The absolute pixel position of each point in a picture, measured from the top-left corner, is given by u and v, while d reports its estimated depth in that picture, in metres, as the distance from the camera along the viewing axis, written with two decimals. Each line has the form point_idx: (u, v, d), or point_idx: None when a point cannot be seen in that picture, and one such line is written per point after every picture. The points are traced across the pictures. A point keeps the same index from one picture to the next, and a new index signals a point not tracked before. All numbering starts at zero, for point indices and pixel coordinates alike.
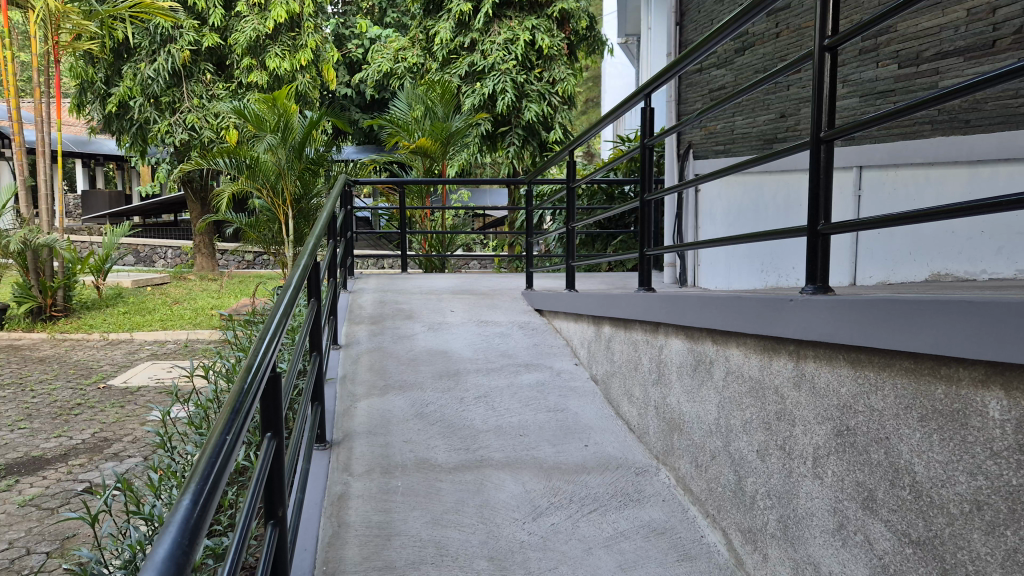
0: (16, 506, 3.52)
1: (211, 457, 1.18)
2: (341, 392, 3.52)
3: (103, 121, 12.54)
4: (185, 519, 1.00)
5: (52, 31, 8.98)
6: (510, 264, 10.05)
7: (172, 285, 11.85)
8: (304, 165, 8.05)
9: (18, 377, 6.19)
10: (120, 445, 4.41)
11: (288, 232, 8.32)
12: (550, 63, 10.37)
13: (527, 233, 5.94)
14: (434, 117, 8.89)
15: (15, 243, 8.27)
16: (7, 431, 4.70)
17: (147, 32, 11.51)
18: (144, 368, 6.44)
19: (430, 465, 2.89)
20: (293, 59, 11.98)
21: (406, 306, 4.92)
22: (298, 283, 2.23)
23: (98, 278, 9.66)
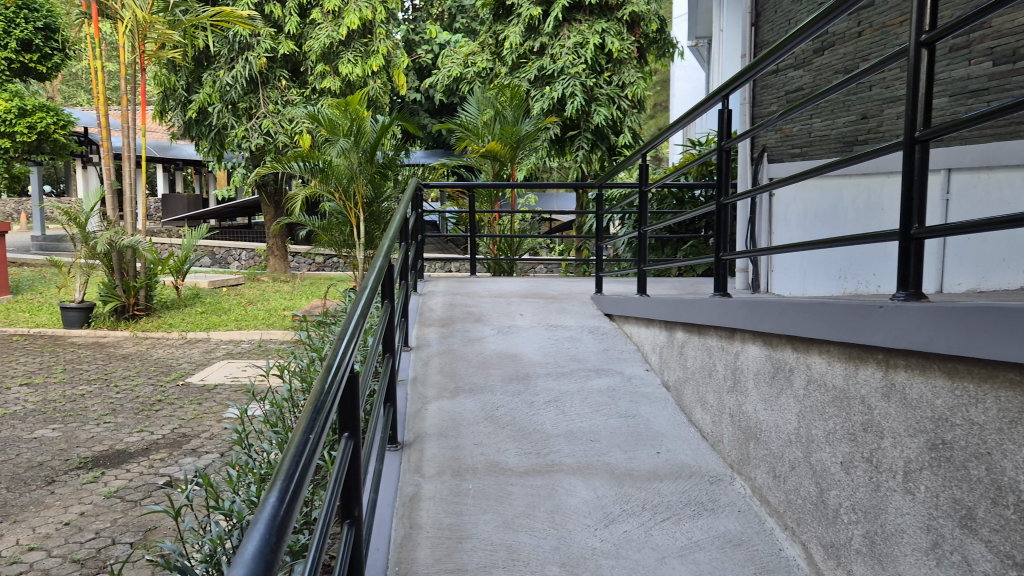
0: (102, 498, 3.65)
1: (293, 456, 1.20)
2: (412, 394, 3.54)
3: (183, 127, 12.93)
4: (271, 517, 1.02)
5: (139, 41, 9.22)
6: (577, 267, 10.03)
7: (246, 286, 12.17)
8: (375, 168, 8.15)
9: (103, 373, 6.43)
10: (199, 441, 4.53)
11: (360, 234, 8.43)
12: (620, 66, 10.29)
13: (597, 237, 5.89)
14: (504, 120, 8.94)
15: (101, 244, 8.56)
16: (93, 425, 4.88)
17: (225, 40, 11.80)
18: (221, 366, 6.61)
19: (502, 468, 2.88)
20: (365, 65, 12.18)
21: (475, 309, 4.94)
22: (374, 285, 2.26)
23: (177, 277, 9.94)
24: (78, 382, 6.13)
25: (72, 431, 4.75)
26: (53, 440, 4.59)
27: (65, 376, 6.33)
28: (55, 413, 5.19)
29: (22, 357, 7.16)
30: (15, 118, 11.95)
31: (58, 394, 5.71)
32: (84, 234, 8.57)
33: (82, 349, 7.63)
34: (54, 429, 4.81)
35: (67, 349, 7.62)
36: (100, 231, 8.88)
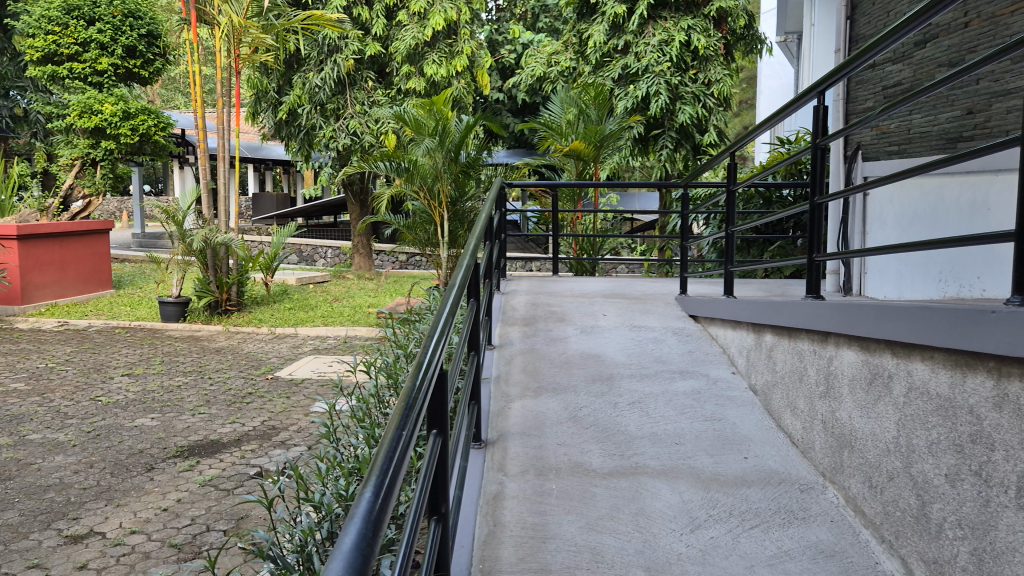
0: (198, 485, 3.79)
1: (388, 452, 1.21)
2: (496, 392, 3.56)
3: (273, 128, 13.31)
4: (367, 511, 1.05)
5: (235, 45, 9.50)
6: (660, 268, 9.92)
7: (332, 283, 12.46)
8: (459, 168, 8.21)
9: (198, 365, 6.68)
10: (287, 434, 4.65)
11: (444, 233, 8.50)
12: (706, 64, 10.09)
13: (682, 237, 5.80)
14: (588, 120, 8.91)
15: (197, 242, 8.85)
16: (189, 415, 5.07)
17: (315, 43, 12.08)
18: (308, 361, 6.79)
19: (585, 469, 2.86)
20: (449, 66, 12.32)
21: (558, 308, 4.93)
22: (461, 284, 2.28)
23: (267, 274, 10.22)
24: (175, 373, 6.38)
25: (169, 421, 4.95)
26: (152, 429, 4.79)
27: (164, 367, 6.60)
28: (155, 403, 5.41)
29: (124, 348, 7.50)
30: (120, 120, 12.53)
31: (157, 385, 5.95)
32: (180, 231, 8.88)
33: (178, 342, 7.94)
34: (153, 419, 5.02)
35: (165, 341, 7.94)
36: (196, 229, 9.19)
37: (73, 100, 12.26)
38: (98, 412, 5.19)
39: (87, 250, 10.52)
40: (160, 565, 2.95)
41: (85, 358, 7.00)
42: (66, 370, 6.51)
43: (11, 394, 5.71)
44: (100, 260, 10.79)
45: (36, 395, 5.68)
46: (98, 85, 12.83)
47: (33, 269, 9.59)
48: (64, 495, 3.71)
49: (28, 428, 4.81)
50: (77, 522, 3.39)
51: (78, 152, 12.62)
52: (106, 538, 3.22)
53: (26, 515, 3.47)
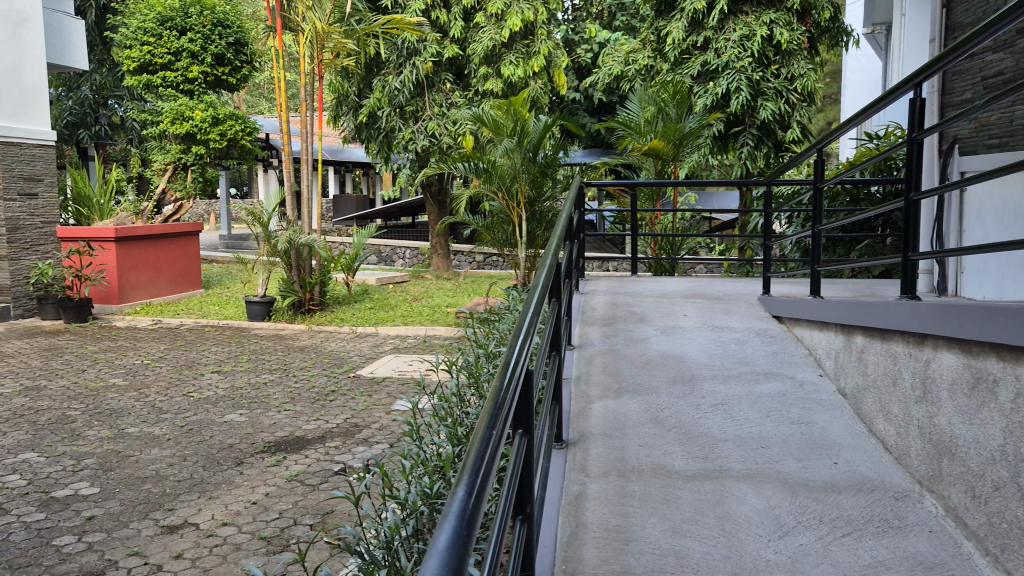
0: (285, 480, 3.89)
1: (479, 452, 1.23)
2: (576, 393, 3.55)
3: (354, 131, 13.57)
4: (461, 510, 1.06)
5: (318, 50, 9.69)
6: (740, 267, 9.74)
7: (411, 283, 12.63)
8: (537, 168, 8.20)
9: (283, 363, 6.86)
10: (370, 431, 4.73)
11: (521, 233, 8.48)
12: (789, 59, 9.83)
13: (764, 236, 5.65)
14: (667, 118, 8.80)
15: (281, 243, 9.08)
16: (275, 412, 5.21)
17: (395, 46, 12.25)
18: (389, 360, 6.90)
19: (668, 471, 2.82)
20: (526, 66, 12.35)
21: (638, 309, 4.88)
22: (544, 284, 2.29)
23: (348, 275, 10.41)
24: (262, 371, 6.57)
25: (257, 417, 5.10)
26: (241, 424, 4.94)
27: (250, 365, 6.80)
28: (243, 399, 5.58)
29: (213, 346, 7.75)
30: (209, 126, 12.99)
31: (245, 382, 6.14)
32: (266, 233, 9.15)
33: (264, 340, 8.18)
34: (242, 415, 5.18)
35: (252, 340, 8.18)
36: (281, 231, 9.43)
37: (165, 108, 12.75)
38: (190, 407, 5.39)
39: (178, 252, 10.92)
40: (251, 556, 3.04)
41: (178, 355, 7.27)
42: (160, 367, 6.77)
43: (110, 389, 5.97)
44: (190, 260, 11.19)
45: (134, 390, 5.92)
46: (189, 93, 13.30)
47: (129, 270, 10.00)
48: (160, 487, 3.86)
49: (126, 422, 5.03)
50: (173, 513, 3.52)
51: (170, 157, 13.14)
52: (200, 529, 3.34)
53: (126, 505, 3.62)
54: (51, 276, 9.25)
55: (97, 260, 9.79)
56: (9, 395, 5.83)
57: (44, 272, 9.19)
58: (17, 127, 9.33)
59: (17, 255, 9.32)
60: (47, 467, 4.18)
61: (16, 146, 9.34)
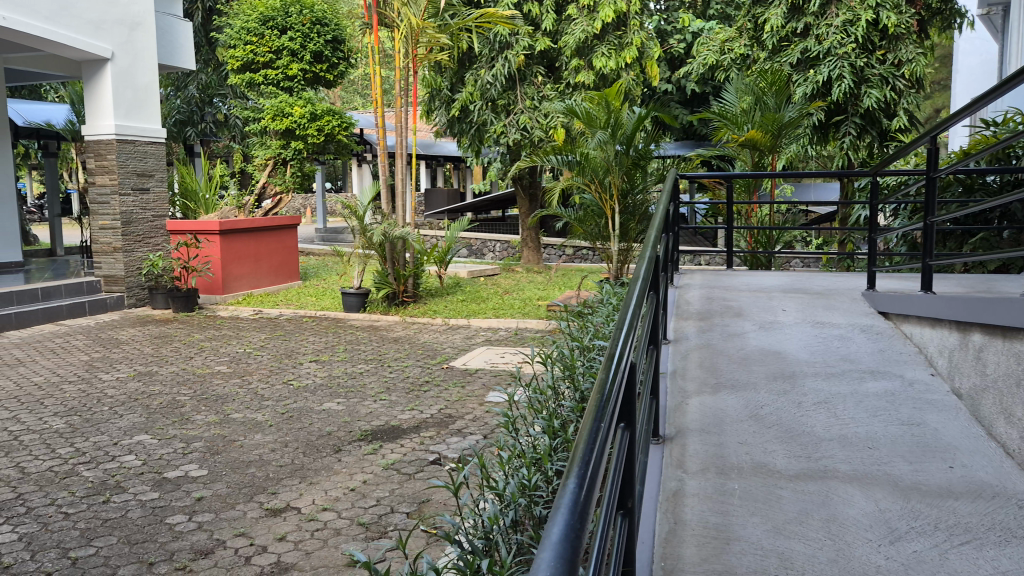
0: (381, 468, 3.96)
1: (587, 446, 1.22)
2: (673, 388, 3.49)
3: (447, 125, 13.71)
4: (573, 502, 1.06)
5: (413, 46, 9.82)
6: (840, 260, 9.40)
7: (501, 276, 12.69)
8: (631, 160, 8.10)
9: (379, 354, 7.01)
10: (463, 422, 4.78)
11: (614, 227, 8.36)
12: (896, 43, 9.38)
13: (870, 230, 5.41)
14: (765, 108, 8.61)
15: (376, 236, 9.23)
16: (371, 401, 5.32)
17: (488, 40, 12.32)
18: (481, 352, 6.96)
19: (770, 470, 2.74)
20: (618, 58, 12.20)
21: (735, 303, 4.77)
22: (645, 277, 2.26)
23: (441, 267, 10.54)
24: (358, 361, 6.72)
25: (354, 406, 5.22)
26: (339, 413, 5.06)
27: (347, 355, 6.96)
28: (340, 388, 5.72)
29: (311, 336, 7.98)
30: (308, 122, 13.35)
31: (342, 371, 6.30)
32: (361, 226, 9.31)
33: (360, 331, 8.37)
34: (339, 403, 5.31)
35: (348, 330, 8.38)
36: (376, 224, 9.59)
37: (267, 104, 13.23)
38: (290, 395, 5.55)
39: (279, 244, 11.26)
40: (351, 541, 3.11)
41: (278, 344, 7.52)
42: (262, 355, 7.01)
43: (216, 376, 6.22)
44: (289, 252, 11.51)
45: (237, 377, 6.16)
46: (289, 90, 13.66)
47: (232, 262, 10.38)
48: (264, 471, 3.99)
49: (231, 408, 5.22)
50: (276, 497, 3.64)
51: (270, 153, 13.44)
52: (301, 513, 3.44)
53: (233, 488, 3.77)
54: (160, 267, 9.78)
55: (203, 252, 10.23)
56: (124, 379, 6.15)
57: (154, 265, 9.71)
58: (131, 125, 9.79)
59: (129, 247, 9.80)
60: (159, 448, 4.39)
61: (130, 144, 9.80)
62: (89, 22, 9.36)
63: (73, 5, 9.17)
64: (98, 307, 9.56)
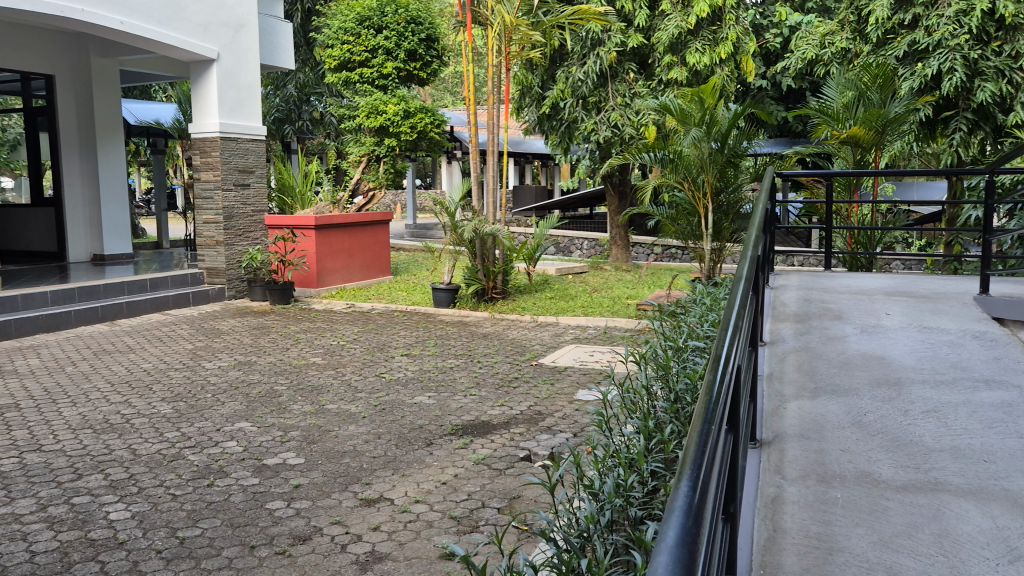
0: (473, 463, 3.99)
1: (698, 447, 1.19)
2: (769, 392, 3.41)
3: (537, 122, 13.71)
4: (687, 503, 1.04)
5: (506, 43, 9.83)
6: (946, 263, 8.99)
7: (590, 273, 12.64)
8: (726, 157, 7.92)
9: (468, 349, 7.07)
10: (553, 420, 4.77)
11: (707, 226, 8.18)
12: (1014, 33, 8.87)
13: (985, 232, 5.13)
14: (869, 103, 8.32)
15: (467, 232, 9.29)
16: (462, 396, 5.36)
17: (579, 37, 12.31)
18: (571, 350, 6.94)
19: (875, 480, 2.64)
20: (713, 53, 11.95)
21: (834, 306, 4.62)
22: (749, 276, 2.20)
23: (530, 264, 10.55)
24: (449, 355, 6.80)
25: (445, 400, 5.28)
26: (430, 406, 5.13)
27: (438, 350, 7.05)
28: (432, 382, 5.80)
29: (403, 330, 8.11)
30: (401, 120, 13.55)
31: (432, 365, 6.38)
32: (452, 222, 9.41)
33: (450, 326, 8.48)
34: (430, 397, 5.37)
35: (438, 325, 8.49)
36: (467, 221, 9.65)
37: (362, 102, 13.53)
38: (383, 388, 5.66)
39: (371, 239, 11.51)
40: (443, 534, 3.15)
41: (370, 337, 7.68)
42: (354, 348, 7.16)
43: (312, 367, 6.40)
44: (381, 247, 11.74)
45: (332, 368, 6.32)
46: (384, 88, 13.88)
47: (327, 256, 10.66)
48: (358, 462, 4.07)
49: (326, 398, 5.36)
50: (370, 487, 3.71)
51: (366, 150, 13.85)
52: (395, 505, 3.49)
53: (329, 476, 3.86)
54: (259, 260, 10.01)
55: (300, 246, 10.53)
56: (225, 368, 6.38)
57: (253, 258, 9.95)
58: (234, 123, 10.14)
59: (231, 241, 10.16)
60: (259, 436, 4.53)
61: (234, 141, 10.16)
62: (198, 25, 9.76)
63: (183, 8, 9.57)
64: (202, 298, 9.96)
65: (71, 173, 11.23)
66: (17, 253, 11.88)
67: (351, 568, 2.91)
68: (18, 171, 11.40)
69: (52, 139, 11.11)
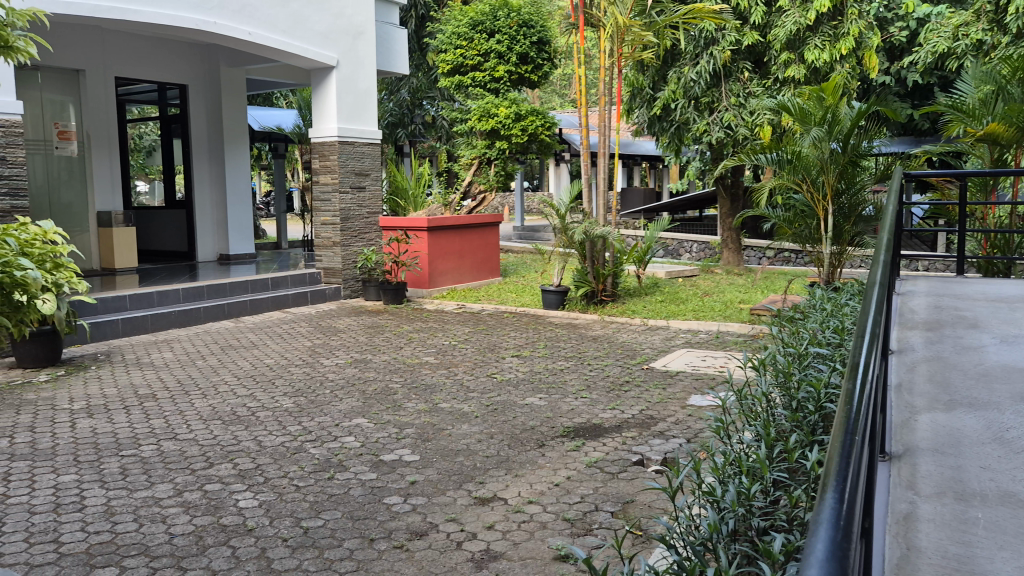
0: (585, 466, 3.98)
1: (841, 457, 1.14)
2: (899, 403, 3.25)
3: (647, 124, 13.57)
4: (833, 515, 1.00)
5: (618, 45, 9.74)
6: None
7: (701, 277, 12.41)
8: (848, 158, 7.62)
9: (578, 352, 7.06)
10: (666, 424, 4.70)
11: (826, 229, 7.87)
12: None
13: None
14: (1008, 98, 7.84)
15: (578, 234, 9.28)
16: (572, 398, 5.36)
17: (692, 36, 12.12)
18: (682, 354, 6.83)
19: (1020, 500, 2.47)
20: (833, 50, 11.52)
21: (968, 313, 4.37)
22: (885, 279, 2.09)
23: (640, 267, 10.46)
24: (559, 357, 6.80)
25: (556, 402, 5.28)
26: (541, 408, 5.15)
27: (548, 352, 7.07)
28: (542, 384, 5.82)
29: (513, 332, 8.18)
30: (512, 122, 13.65)
31: (543, 367, 6.40)
32: (563, 225, 9.43)
33: (559, 328, 8.49)
34: (541, 398, 5.39)
35: (548, 327, 8.52)
36: (577, 223, 9.63)
37: (474, 106, 13.70)
38: (495, 388, 5.72)
39: (481, 240, 11.66)
40: (557, 536, 3.15)
41: (481, 338, 7.77)
42: (466, 348, 7.27)
43: (424, 365, 6.53)
44: (491, 249, 11.87)
45: (444, 368, 6.44)
46: (496, 91, 14.02)
47: (439, 257, 10.87)
48: (472, 460, 4.13)
49: (439, 397, 5.45)
50: (484, 486, 3.76)
51: (477, 153, 13.99)
52: (508, 504, 3.52)
53: (443, 474, 3.93)
54: (374, 261, 10.32)
55: (413, 247, 10.77)
56: (342, 365, 6.59)
57: (368, 258, 10.25)
58: (352, 127, 10.47)
59: (347, 242, 10.48)
60: (376, 432, 4.66)
61: (351, 145, 10.48)
62: (319, 33, 10.12)
63: (307, 18, 9.96)
64: (319, 297, 10.32)
65: (201, 177, 11.90)
66: (150, 253, 12.61)
67: (466, 566, 2.94)
68: (152, 176, 12.11)
69: (185, 144, 11.79)
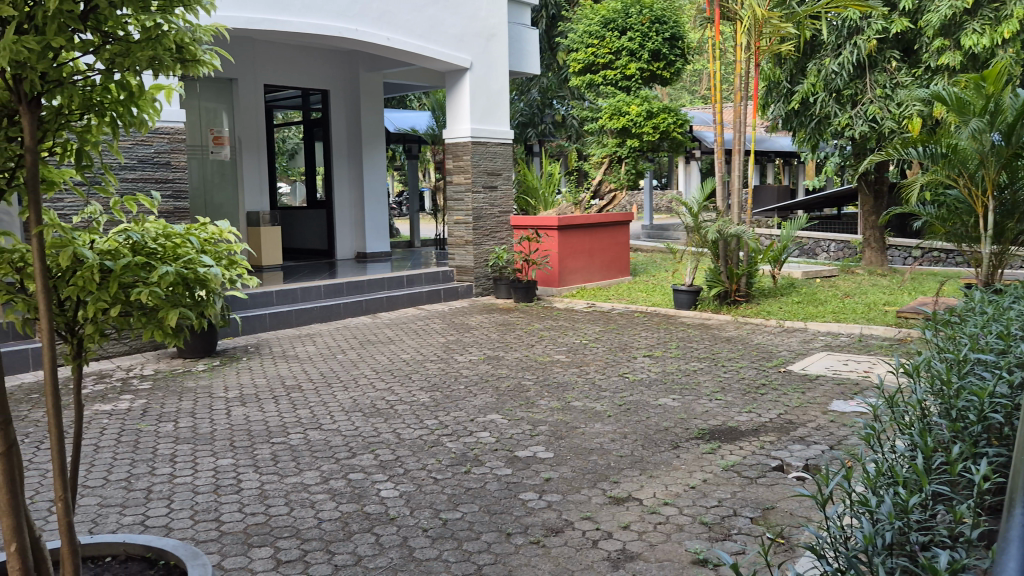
0: (722, 469, 3.89)
1: None
2: None
3: (783, 119, 13.07)
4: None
5: (755, 37, 9.45)
6: None
7: (840, 277, 11.88)
8: (1014, 151, 7.04)
9: (711, 353, 6.91)
10: (806, 430, 4.53)
11: (987, 226, 7.38)
12: None
13: None
14: None
15: (711, 233, 9.05)
16: (706, 400, 5.25)
17: (835, 26, 11.67)
18: (822, 357, 6.56)
19: None
20: (994, 33, 10.71)
21: None
22: None
23: (775, 267, 10.14)
24: (692, 358, 6.67)
25: (690, 403, 5.18)
26: (675, 409, 5.06)
27: (679, 352, 6.95)
28: (674, 385, 5.73)
29: (644, 331, 8.10)
30: (644, 120, 13.45)
31: (675, 368, 6.30)
32: (696, 223, 9.24)
33: (690, 328, 8.33)
34: (674, 400, 5.30)
35: (679, 327, 8.37)
36: (711, 222, 9.39)
37: (605, 104, 13.61)
38: (627, 388, 5.67)
39: (611, 239, 11.59)
40: (695, 539, 3.10)
41: (612, 338, 7.71)
42: (597, 348, 7.23)
43: (555, 364, 6.55)
44: (621, 248, 11.79)
45: (575, 366, 6.45)
46: (627, 89, 13.86)
47: (569, 256, 10.92)
48: (605, 460, 4.12)
49: (572, 396, 5.46)
50: (619, 486, 3.74)
51: (607, 151, 13.92)
52: (643, 505, 3.49)
53: (577, 472, 3.94)
54: (505, 259, 10.41)
55: (543, 246, 10.83)
56: (475, 361, 6.71)
57: (500, 257, 10.35)
58: (484, 127, 10.64)
59: (479, 241, 10.66)
60: (509, 428, 4.72)
61: (483, 145, 10.65)
62: (454, 36, 10.34)
63: (442, 22, 10.19)
64: (451, 294, 10.55)
65: (340, 178, 12.38)
66: (294, 251, 13.24)
67: (603, 564, 2.94)
68: (294, 177, 12.70)
69: (326, 147, 12.31)
